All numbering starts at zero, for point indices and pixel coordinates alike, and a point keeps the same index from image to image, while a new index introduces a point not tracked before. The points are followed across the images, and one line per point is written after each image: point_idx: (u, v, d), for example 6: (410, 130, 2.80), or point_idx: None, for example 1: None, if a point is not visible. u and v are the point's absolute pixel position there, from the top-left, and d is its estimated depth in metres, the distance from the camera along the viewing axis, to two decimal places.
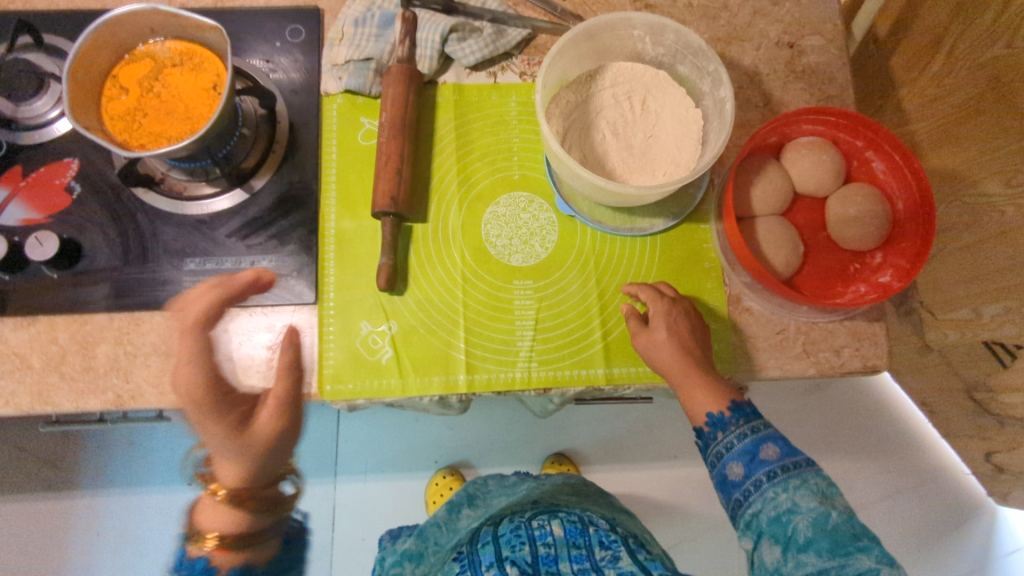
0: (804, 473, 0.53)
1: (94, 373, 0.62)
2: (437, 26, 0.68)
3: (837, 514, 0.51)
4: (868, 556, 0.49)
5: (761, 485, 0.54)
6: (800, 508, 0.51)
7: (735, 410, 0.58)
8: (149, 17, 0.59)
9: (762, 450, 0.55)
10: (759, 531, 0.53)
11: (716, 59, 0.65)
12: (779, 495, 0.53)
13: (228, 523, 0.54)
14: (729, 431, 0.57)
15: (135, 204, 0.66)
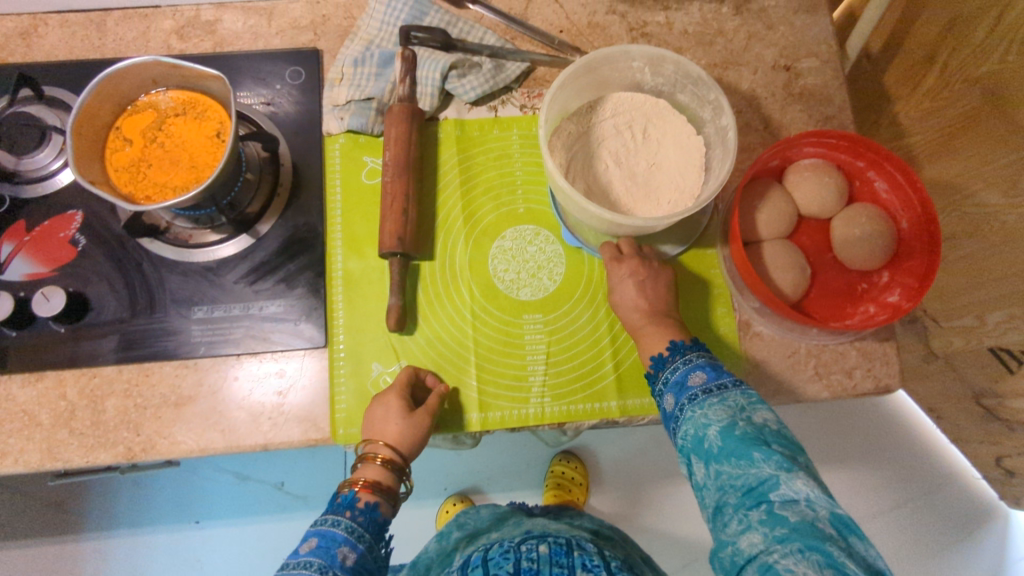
0: (725, 393, 0.52)
1: (105, 428, 0.62)
2: (438, 63, 0.68)
3: (745, 424, 0.49)
4: (768, 462, 0.46)
5: (685, 408, 0.53)
6: (711, 422, 0.50)
7: (673, 349, 0.58)
8: (151, 68, 0.59)
9: (690, 377, 0.54)
10: (687, 452, 0.52)
11: (716, 87, 0.65)
12: (696, 413, 0.52)
13: (378, 474, 0.59)
14: (666, 368, 0.57)
15: (141, 254, 0.65)
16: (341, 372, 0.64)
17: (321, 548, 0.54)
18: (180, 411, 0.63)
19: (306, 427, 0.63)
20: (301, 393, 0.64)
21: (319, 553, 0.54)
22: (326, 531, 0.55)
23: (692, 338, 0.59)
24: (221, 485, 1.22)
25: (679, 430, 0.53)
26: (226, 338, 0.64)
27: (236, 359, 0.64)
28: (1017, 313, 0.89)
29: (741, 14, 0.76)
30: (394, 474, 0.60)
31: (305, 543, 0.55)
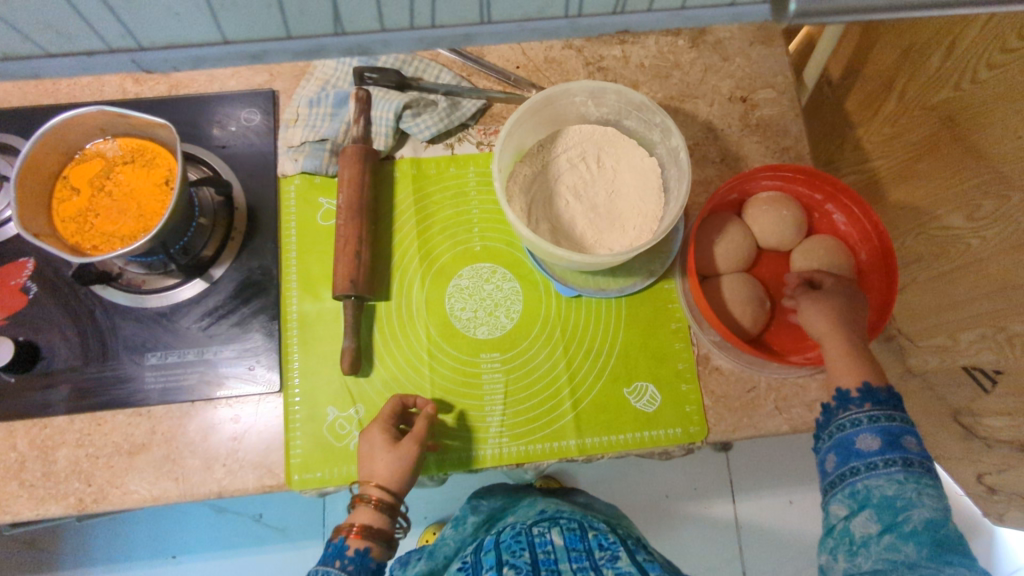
0: (934, 478, 0.51)
1: (55, 479, 0.61)
2: (392, 103, 0.68)
3: (948, 524, 0.49)
4: (964, 567, 0.48)
5: (887, 470, 0.51)
6: (919, 501, 0.49)
7: (869, 394, 0.54)
8: (97, 118, 0.59)
9: (907, 439, 0.52)
10: (862, 504, 0.51)
11: (660, 110, 0.64)
12: (905, 486, 0.50)
13: (372, 519, 0.59)
14: (865, 410, 0.54)
15: (94, 301, 0.65)
16: (296, 417, 0.63)
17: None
18: (133, 460, 0.62)
19: (260, 474, 0.62)
20: (255, 438, 0.63)
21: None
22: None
23: (888, 386, 0.55)
24: (200, 519, 1.21)
25: (860, 479, 0.52)
26: (180, 385, 0.64)
27: (190, 406, 0.64)
28: (988, 334, 0.87)
29: (697, 47, 0.76)
30: (387, 516, 0.59)
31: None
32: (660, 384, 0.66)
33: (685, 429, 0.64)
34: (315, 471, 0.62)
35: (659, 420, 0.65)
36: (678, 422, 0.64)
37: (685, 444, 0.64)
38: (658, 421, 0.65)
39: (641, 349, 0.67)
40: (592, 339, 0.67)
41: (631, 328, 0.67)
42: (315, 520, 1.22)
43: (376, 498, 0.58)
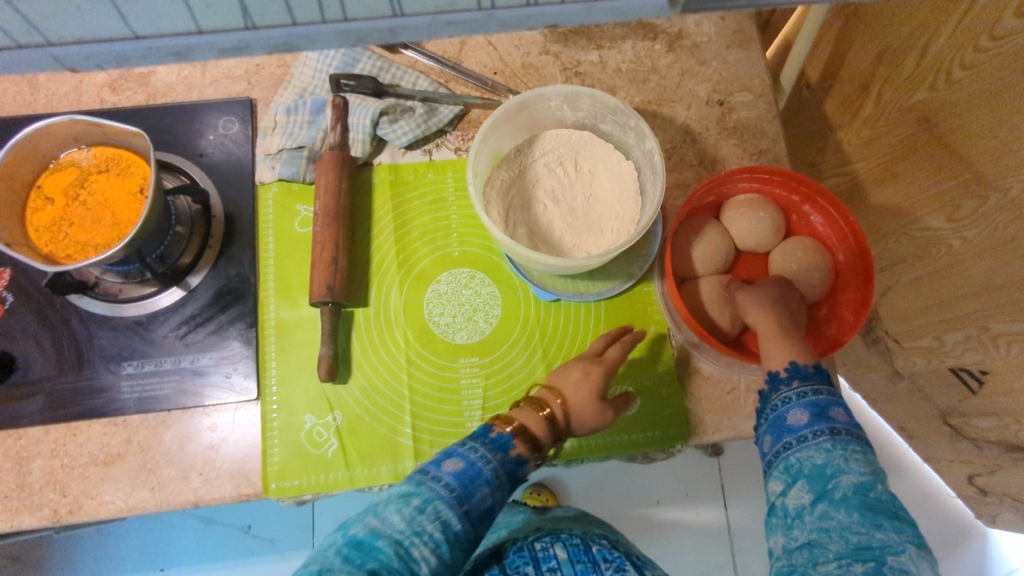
0: (864, 447, 0.49)
1: (30, 490, 0.60)
2: (368, 110, 0.68)
3: (883, 491, 0.47)
4: (897, 534, 0.44)
5: (816, 438, 0.50)
6: (848, 467, 0.47)
7: (801, 370, 0.54)
8: (71, 127, 0.59)
9: (834, 411, 0.51)
10: (795, 476, 0.49)
11: (634, 114, 0.65)
12: (833, 452, 0.48)
13: (536, 427, 0.57)
14: (797, 386, 0.53)
15: (69, 310, 0.65)
16: (273, 425, 0.63)
17: (465, 474, 0.53)
18: (108, 470, 0.61)
19: (237, 482, 0.62)
20: (232, 446, 0.63)
21: (461, 477, 0.53)
22: (474, 463, 0.53)
23: (815, 364, 0.55)
24: (187, 531, 1.20)
25: (793, 452, 0.50)
26: (156, 394, 0.63)
27: (167, 415, 0.63)
28: (972, 334, 0.87)
29: (674, 51, 0.76)
30: (549, 433, 0.58)
31: (448, 460, 0.54)
32: (640, 387, 0.66)
33: (665, 432, 0.64)
34: (292, 479, 0.61)
35: (638, 423, 0.64)
36: (657, 425, 0.64)
37: (665, 446, 0.64)
38: (637, 424, 0.64)
39: None
40: (571, 343, 0.67)
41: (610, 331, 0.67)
42: (305, 529, 1.21)
43: (557, 405, 0.58)
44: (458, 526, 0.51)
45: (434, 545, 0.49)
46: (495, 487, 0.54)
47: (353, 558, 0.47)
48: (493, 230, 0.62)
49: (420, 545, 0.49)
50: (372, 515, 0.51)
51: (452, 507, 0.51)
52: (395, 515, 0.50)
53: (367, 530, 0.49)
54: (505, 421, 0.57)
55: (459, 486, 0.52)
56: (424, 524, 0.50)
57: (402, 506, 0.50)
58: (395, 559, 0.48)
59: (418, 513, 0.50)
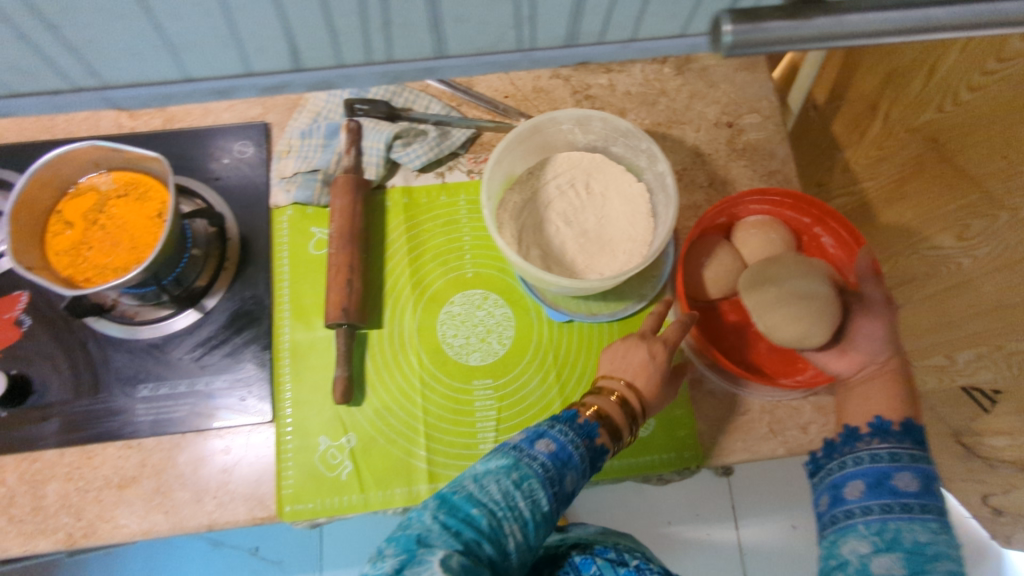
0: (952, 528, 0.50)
1: (44, 514, 0.60)
2: (382, 134, 0.70)
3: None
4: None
5: (910, 504, 0.50)
6: (949, 553, 0.47)
7: (907, 431, 0.54)
8: (91, 152, 0.60)
9: (937, 484, 0.51)
10: (887, 542, 0.48)
11: (646, 137, 0.65)
12: (933, 532, 0.48)
13: (612, 410, 0.58)
14: (897, 447, 0.53)
15: (86, 333, 0.65)
16: (288, 448, 0.63)
17: (558, 457, 0.52)
18: (123, 493, 0.61)
19: (251, 505, 0.61)
20: (247, 470, 0.63)
21: (555, 458, 0.52)
22: (566, 446, 0.53)
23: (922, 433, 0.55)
24: (196, 553, 1.19)
25: (879, 513, 0.50)
26: (172, 416, 0.64)
27: (182, 437, 0.63)
28: (985, 352, 0.86)
29: (683, 74, 0.77)
30: (625, 418, 0.58)
31: (541, 440, 0.53)
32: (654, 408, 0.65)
33: (680, 453, 0.64)
34: (306, 502, 0.61)
35: (652, 445, 0.64)
36: (671, 446, 0.64)
37: (680, 468, 0.64)
38: (652, 447, 0.64)
39: None
40: (584, 365, 0.67)
41: None
42: (312, 553, 1.19)
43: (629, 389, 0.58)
44: (546, 507, 0.50)
45: (523, 522, 0.49)
46: (581, 474, 0.54)
47: (455, 523, 0.47)
48: (506, 252, 0.63)
49: (512, 520, 0.48)
50: (470, 481, 0.51)
51: (545, 487, 0.50)
52: (493, 485, 0.50)
53: (462, 495, 0.49)
54: (584, 407, 0.58)
55: (554, 466, 0.52)
56: (519, 498, 0.49)
57: (501, 477, 0.50)
58: (491, 527, 0.47)
59: (515, 487, 0.50)
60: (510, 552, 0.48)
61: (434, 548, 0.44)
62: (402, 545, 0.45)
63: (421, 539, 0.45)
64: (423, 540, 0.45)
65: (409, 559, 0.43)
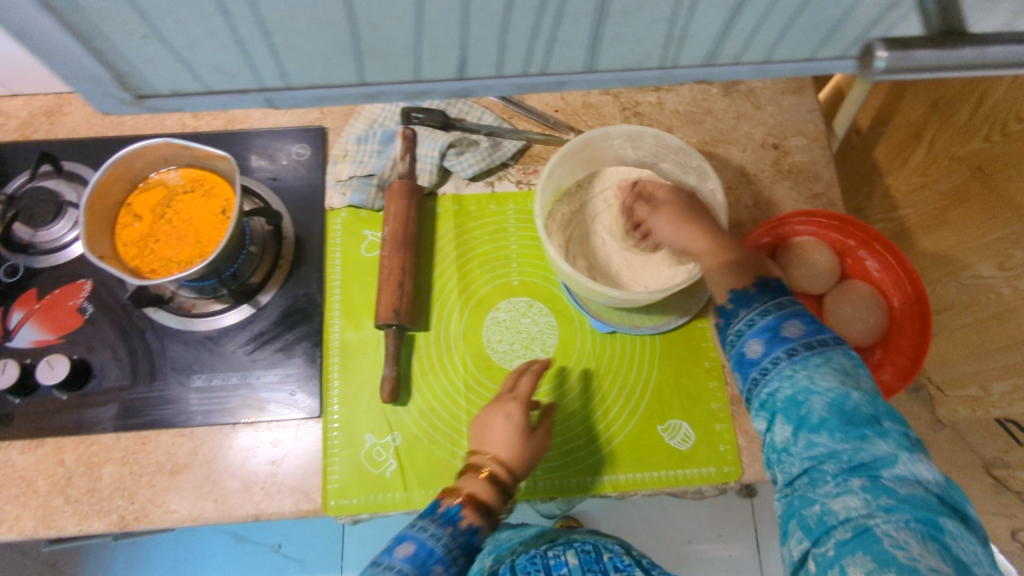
0: (830, 354, 0.47)
1: (99, 496, 0.62)
2: (437, 143, 0.72)
3: (859, 398, 0.45)
4: (886, 440, 0.43)
5: (780, 364, 0.48)
6: (814, 385, 0.45)
7: (741, 296, 0.54)
8: (162, 149, 0.63)
9: (785, 327, 0.49)
10: (774, 411, 0.47)
11: (697, 154, 0.67)
12: (798, 373, 0.47)
13: (479, 491, 0.56)
14: (747, 312, 0.52)
15: (145, 322, 0.68)
16: (334, 444, 0.65)
17: (417, 558, 0.51)
18: (174, 479, 0.63)
19: (297, 498, 0.63)
20: (293, 463, 0.64)
21: (414, 561, 0.51)
22: (427, 543, 0.52)
23: (763, 283, 0.54)
24: (219, 547, 1.15)
25: (762, 386, 0.49)
26: (223, 407, 0.66)
27: (232, 428, 0.65)
28: None
29: (730, 95, 0.78)
30: (495, 494, 0.56)
31: (400, 545, 0.53)
32: (694, 422, 0.66)
33: (720, 468, 0.64)
34: (351, 497, 0.63)
35: (692, 459, 0.65)
36: (712, 461, 0.64)
37: (720, 483, 0.64)
38: (692, 460, 0.64)
39: (675, 389, 0.67)
40: (626, 376, 0.68)
41: (665, 365, 0.68)
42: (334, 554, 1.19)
43: (493, 462, 0.57)
44: None
45: None
46: (452, 565, 0.52)
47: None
48: (556, 262, 0.64)
49: None
50: None
51: None
52: None
53: None
54: (450, 496, 0.56)
55: (413, 570, 0.51)
56: None
57: None
58: None
59: None
60: None
61: None
62: None
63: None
64: None
65: None
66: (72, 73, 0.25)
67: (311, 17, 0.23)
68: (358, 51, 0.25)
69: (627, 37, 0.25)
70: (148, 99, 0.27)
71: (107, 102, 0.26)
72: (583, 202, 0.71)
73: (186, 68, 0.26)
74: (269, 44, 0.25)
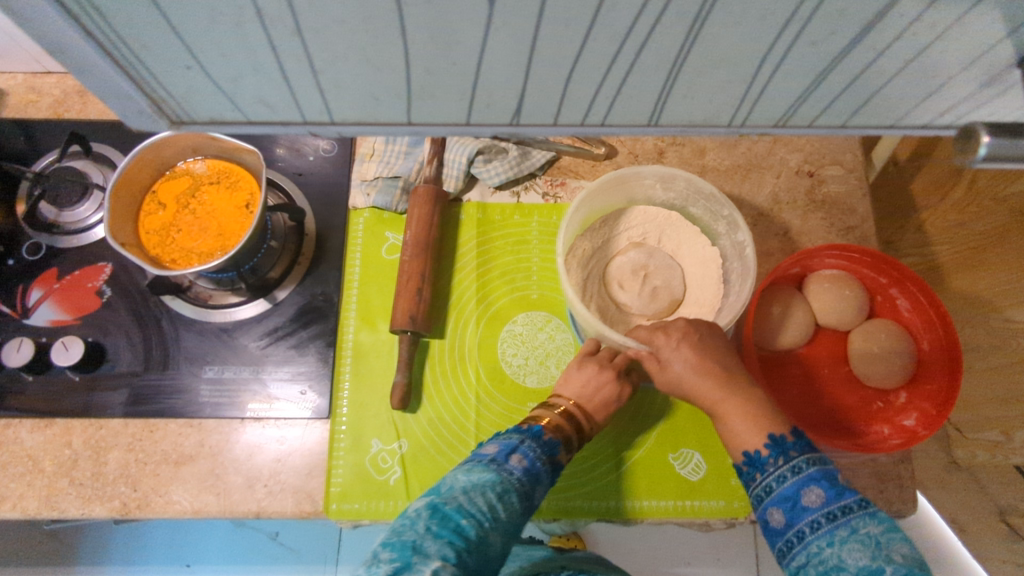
0: (854, 522, 0.44)
1: (104, 481, 0.62)
2: (465, 148, 0.70)
3: (893, 569, 0.40)
4: None
5: (805, 535, 0.45)
6: (844, 562, 0.42)
7: (773, 446, 0.50)
8: (190, 139, 0.62)
9: (804, 494, 0.46)
10: None
11: (729, 203, 0.65)
12: (824, 549, 0.44)
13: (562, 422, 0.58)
14: (767, 472, 0.49)
15: (162, 310, 0.68)
16: (340, 446, 0.64)
17: (529, 472, 0.51)
18: (179, 470, 0.63)
19: (300, 499, 0.62)
20: (299, 461, 0.64)
21: (527, 474, 0.51)
22: (535, 462, 0.52)
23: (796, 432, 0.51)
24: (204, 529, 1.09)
25: (796, 560, 0.45)
26: (233, 400, 0.65)
27: (239, 422, 0.65)
28: None
29: None
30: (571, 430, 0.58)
31: (514, 454, 0.52)
32: (707, 454, 0.64)
33: (729, 502, 0.63)
34: (353, 502, 0.62)
35: (702, 491, 0.63)
36: (723, 494, 0.63)
37: (729, 517, 0.63)
38: (702, 491, 0.63)
39: (692, 418, 0.66)
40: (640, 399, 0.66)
41: None
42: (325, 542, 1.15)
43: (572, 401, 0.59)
44: (520, 521, 0.49)
45: (503, 534, 0.47)
46: (544, 489, 0.53)
47: (448, 534, 0.44)
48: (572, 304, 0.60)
49: (496, 532, 0.46)
50: (458, 491, 0.47)
51: (520, 502, 0.49)
52: (480, 498, 0.47)
53: (453, 505, 0.46)
54: (537, 419, 0.58)
55: (527, 482, 0.51)
56: (502, 512, 0.47)
57: (488, 490, 0.48)
58: (479, 539, 0.45)
59: (498, 500, 0.48)
60: (489, 560, 0.46)
61: (430, 558, 0.42)
62: (397, 550, 0.42)
63: (417, 546, 0.43)
64: (418, 548, 0.42)
65: (403, 566, 0.41)
66: (109, 90, 0.30)
67: (378, 58, 0.28)
68: (409, 95, 0.31)
69: (699, 95, 0.32)
70: (187, 125, 0.34)
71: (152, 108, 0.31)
72: (606, 237, 0.69)
73: (229, 100, 0.32)
74: (316, 82, 0.30)
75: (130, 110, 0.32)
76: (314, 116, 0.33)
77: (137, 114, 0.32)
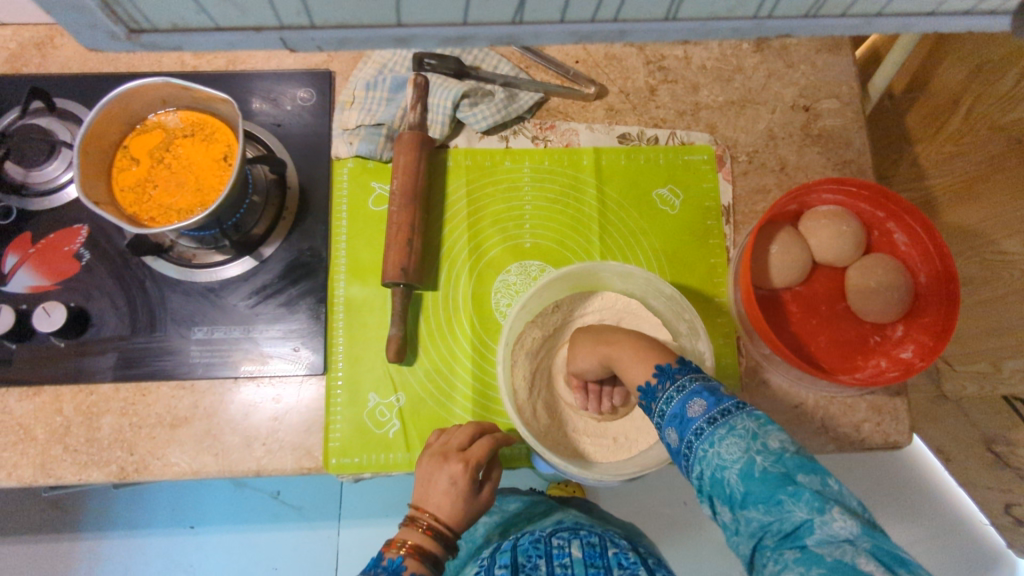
0: (732, 420, 0.42)
1: (99, 446, 0.61)
2: (450, 92, 0.68)
3: (765, 459, 0.40)
4: (800, 504, 0.38)
5: (692, 445, 0.44)
6: (722, 459, 0.41)
7: (660, 375, 0.49)
8: (160, 89, 0.59)
9: (688, 407, 0.45)
10: (707, 496, 0.43)
11: (691, 309, 0.62)
12: (707, 452, 0.42)
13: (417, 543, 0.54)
14: (659, 398, 0.48)
15: (145, 272, 0.65)
16: (337, 401, 0.63)
17: None
18: (175, 432, 0.62)
19: (299, 455, 0.62)
20: (297, 418, 0.63)
21: None
22: None
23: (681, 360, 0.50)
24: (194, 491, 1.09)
25: (691, 470, 0.44)
26: (224, 360, 0.64)
27: (232, 381, 0.64)
28: None
29: (762, 52, 0.74)
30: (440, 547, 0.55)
31: None
32: None
33: None
34: (353, 456, 0.62)
35: None
36: None
37: None
38: None
39: None
40: None
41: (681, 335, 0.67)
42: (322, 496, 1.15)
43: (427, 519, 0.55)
44: None
45: None
46: None
47: None
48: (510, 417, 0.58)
49: None
50: None
51: None
52: None
53: None
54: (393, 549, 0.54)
55: None
56: None
57: None
58: None
59: None
60: None
61: None
62: None
63: None
64: None
65: None
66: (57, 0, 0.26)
67: None
68: None
69: None
70: (143, 34, 0.29)
71: (102, 38, 0.28)
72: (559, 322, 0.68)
73: None
74: None
75: (83, 25, 0.27)
76: (289, 18, 0.29)
77: (87, 28, 0.28)
